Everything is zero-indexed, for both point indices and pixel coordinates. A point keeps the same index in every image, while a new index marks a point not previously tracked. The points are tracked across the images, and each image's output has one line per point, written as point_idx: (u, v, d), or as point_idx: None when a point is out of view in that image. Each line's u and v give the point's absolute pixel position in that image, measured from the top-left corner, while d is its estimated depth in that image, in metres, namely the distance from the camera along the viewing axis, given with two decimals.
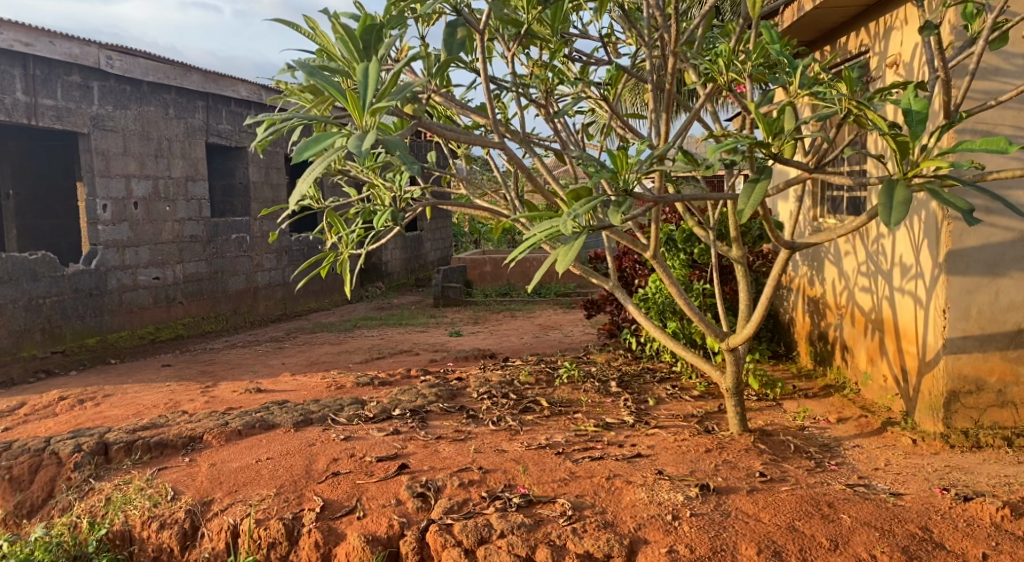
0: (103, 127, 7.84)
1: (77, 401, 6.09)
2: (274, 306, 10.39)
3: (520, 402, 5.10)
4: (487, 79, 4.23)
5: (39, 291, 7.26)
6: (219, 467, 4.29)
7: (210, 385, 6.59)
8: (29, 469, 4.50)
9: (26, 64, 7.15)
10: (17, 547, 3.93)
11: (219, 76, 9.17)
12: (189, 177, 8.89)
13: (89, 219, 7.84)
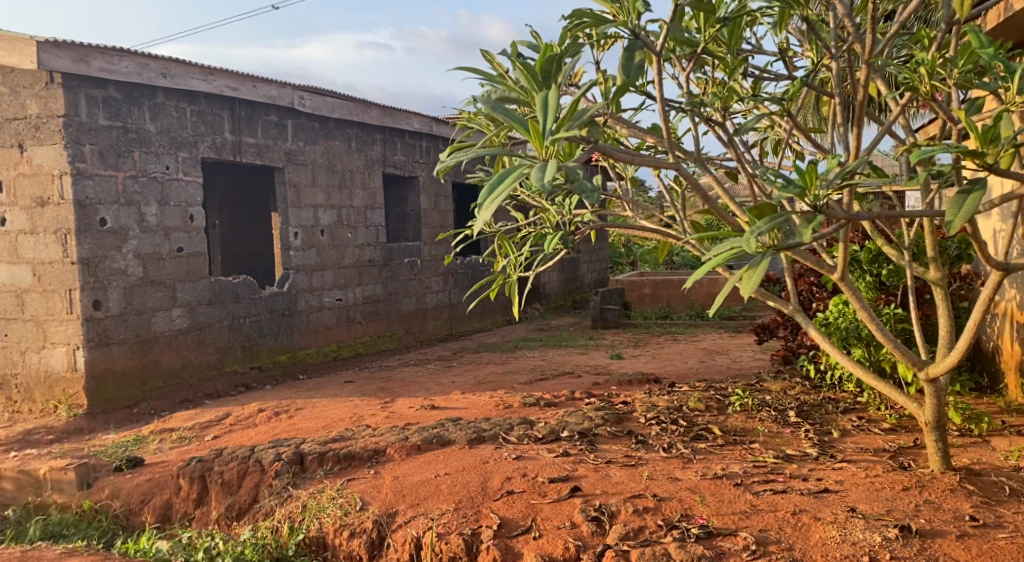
0: (295, 161, 8.38)
1: (273, 413, 6.50)
2: (441, 326, 10.71)
3: (691, 429, 4.97)
4: (662, 100, 4.20)
5: (241, 312, 7.81)
6: (402, 480, 4.44)
7: (387, 401, 6.85)
8: (237, 474, 4.83)
9: (234, 107, 7.73)
10: (229, 545, 4.26)
11: (396, 110, 9.61)
12: (368, 206, 9.36)
13: (282, 246, 8.37)
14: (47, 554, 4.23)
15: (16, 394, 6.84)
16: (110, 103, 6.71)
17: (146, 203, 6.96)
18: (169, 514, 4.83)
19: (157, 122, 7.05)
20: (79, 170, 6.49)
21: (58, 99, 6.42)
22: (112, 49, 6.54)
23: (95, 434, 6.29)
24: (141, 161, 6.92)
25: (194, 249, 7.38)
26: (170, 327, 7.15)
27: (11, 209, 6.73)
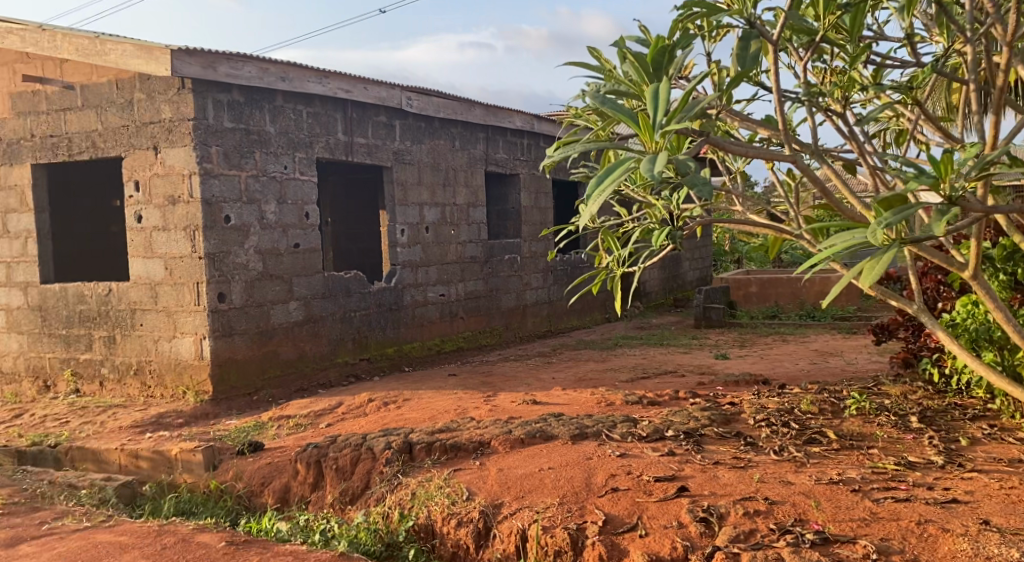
0: (402, 160, 8.53)
1: (382, 403, 6.63)
2: (540, 323, 10.70)
3: (803, 433, 4.79)
4: (779, 91, 4.05)
5: (351, 306, 7.99)
6: (506, 473, 4.45)
7: (490, 395, 6.89)
8: (351, 460, 4.96)
9: (346, 109, 7.93)
10: (344, 528, 4.39)
11: (499, 108, 9.65)
12: (470, 204, 9.44)
13: (390, 242, 8.52)
14: (180, 530, 4.43)
15: (149, 380, 7.13)
16: (234, 107, 6.98)
17: (265, 201, 7.20)
18: (288, 497, 5.02)
19: (276, 123, 7.29)
20: (206, 170, 6.77)
21: (188, 103, 6.71)
22: (237, 55, 6.79)
23: (219, 419, 6.57)
24: (261, 161, 7.16)
25: (309, 245, 7.60)
26: (287, 319, 7.39)
27: (146, 207, 7.03)
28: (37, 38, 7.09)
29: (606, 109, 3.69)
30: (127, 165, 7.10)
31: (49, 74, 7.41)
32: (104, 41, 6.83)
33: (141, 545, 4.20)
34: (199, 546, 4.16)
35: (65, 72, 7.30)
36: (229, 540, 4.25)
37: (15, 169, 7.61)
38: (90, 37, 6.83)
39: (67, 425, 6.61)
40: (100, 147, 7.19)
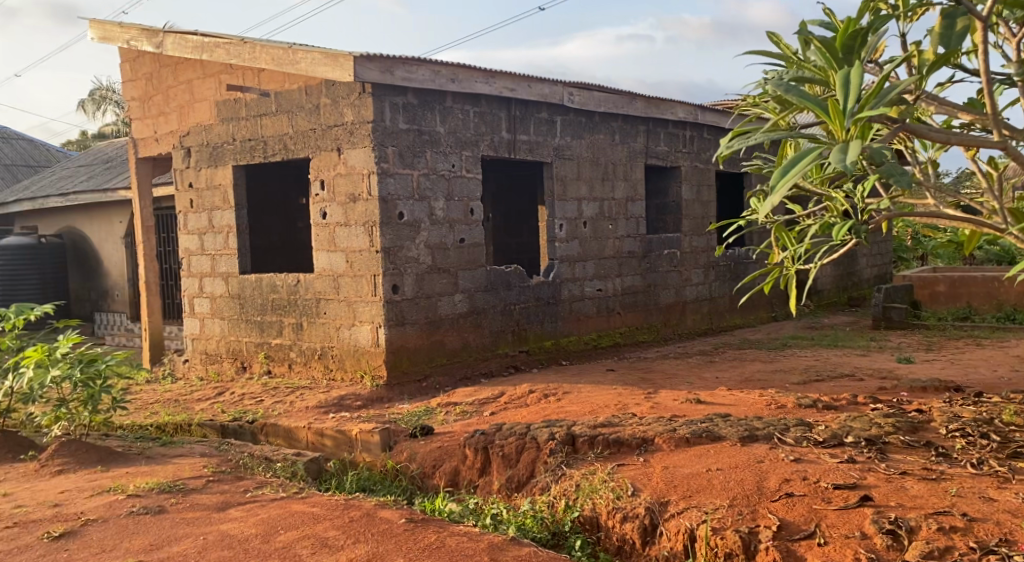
0: (562, 155, 8.54)
1: (543, 395, 6.68)
2: (701, 320, 10.45)
3: (1005, 446, 4.40)
4: (988, 73, 3.74)
5: (510, 299, 8.08)
6: (672, 471, 4.37)
7: (652, 391, 6.78)
8: (516, 448, 5.03)
9: (510, 106, 8.00)
10: (512, 514, 4.47)
11: (660, 100, 9.48)
12: (628, 198, 9.34)
13: (548, 237, 8.55)
14: (366, 504, 4.75)
15: (331, 363, 7.50)
16: (409, 109, 7.21)
17: (435, 198, 7.41)
18: (458, 481, 5.15)
19: (446, 123, 7.47)
20: (383, 170, 7.04)
21: (368, 107, 6.99)
22: (412, 59, 6.95)
23: (393, 403, 6.87)
24: (432, 160, 7.37)
25: (473, 240, 7.76)
26: (453, 310, 7.58)
27: (331, 204, 7.40)
28: (241, 51, 7.58)
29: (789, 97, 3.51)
30: (314, 165, 7.48)
31: (248, 82, 7.94)
32: (296, 51, 7.22)
33: (332, 517, 4.52)
34: (383, 520, 4.43)
35: (262, 81, 7.82)
36: (410, 518, 4.46)
37: (219, 170, 8.19)
38: (285, 48, 7.27)
39: (262, 403, 7.14)
40: (291, 148, 7.64)
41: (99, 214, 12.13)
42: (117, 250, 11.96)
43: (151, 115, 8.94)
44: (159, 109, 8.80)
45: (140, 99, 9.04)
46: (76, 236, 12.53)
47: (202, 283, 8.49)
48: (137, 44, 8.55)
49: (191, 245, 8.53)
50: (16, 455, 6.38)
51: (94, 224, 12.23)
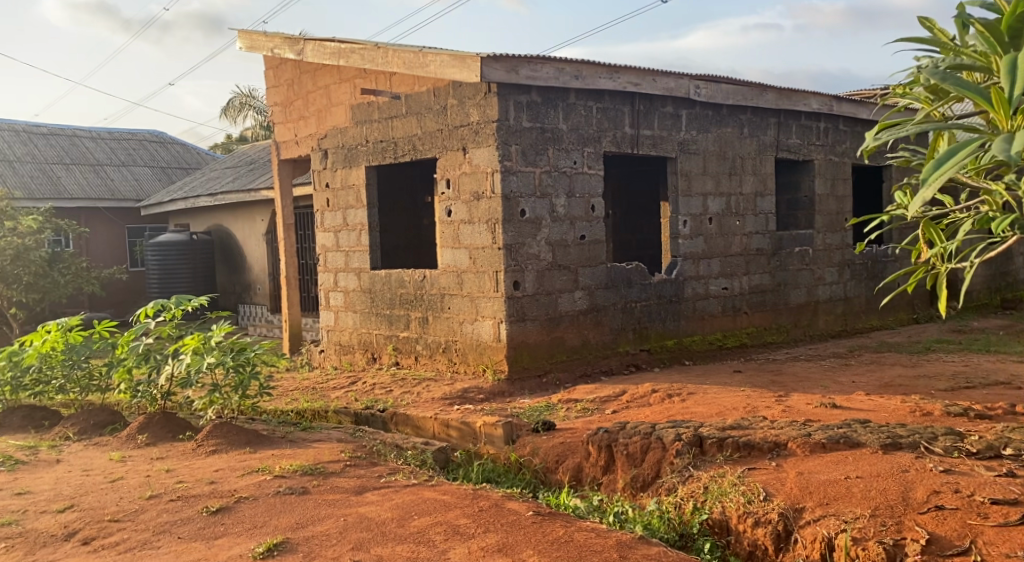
0: (688, 150, 8.32)
1: (666, 395, 6.52)
2: (835, 322, 9.98)
3: None
4: None
5: (632, 296, 7.90)
6: (807, 477, 4.17)
7: (783, 395, 6.51)
8: (641, 448, 4.94)
9: (634, 101, 7.85)
10: (637, 514, 4.39)
11: (793, 91, 9.09)
12: (758, 193, 9.02)
13: (672, 234, 8.34)
14: (493, 494, 4.98)
15: (455, 357, 7.57)
16: (532, 107, 7.17)
17: (556, 195, 7.35)
18: (581, 476, 5.12)
19: (569, 120, 7.39)
20: (506, 168, 7.05)
21: (493, 106, 7.01)
22: (537, 58, 6.89)
23: (515, 398, 6.87)
24: (554, 157, 7.31)
25: (594, 236, 7.62)
26: (573, 307, 7.48)
27: (455, 202, 7.46)
28: (375, 55, 7.77)
29: (947, 85, 3.24)
30: (441, 164, 7.56)
31: (382, 86, 8.13)
32: (426, 54, 7.31)
33: (463, 504, 4.81)
34: (510, 512, 4.64)
35: (394, 84, 7.98)
36: (537, 510, 4.62)
37: (353, 170, 8.42)
38: (414, 51, 7.37)
39: (392, 393, 7.29)
40: (419, 149, 7.75)
41: (244, 212, 12.73)
42: (259, 246, 12.52)
43: (292, 119, 9.31)
44: (299, 113, 9.14)
45: (282, 104, 9.43)
46: (224, 234, 13.25)
47: (336, 277, 8.75)
48: (281, 52, 8.91)
49: (327, 242, 8.82)
50: (176, 435, 6.81)
51: (240, 221, 12.85)
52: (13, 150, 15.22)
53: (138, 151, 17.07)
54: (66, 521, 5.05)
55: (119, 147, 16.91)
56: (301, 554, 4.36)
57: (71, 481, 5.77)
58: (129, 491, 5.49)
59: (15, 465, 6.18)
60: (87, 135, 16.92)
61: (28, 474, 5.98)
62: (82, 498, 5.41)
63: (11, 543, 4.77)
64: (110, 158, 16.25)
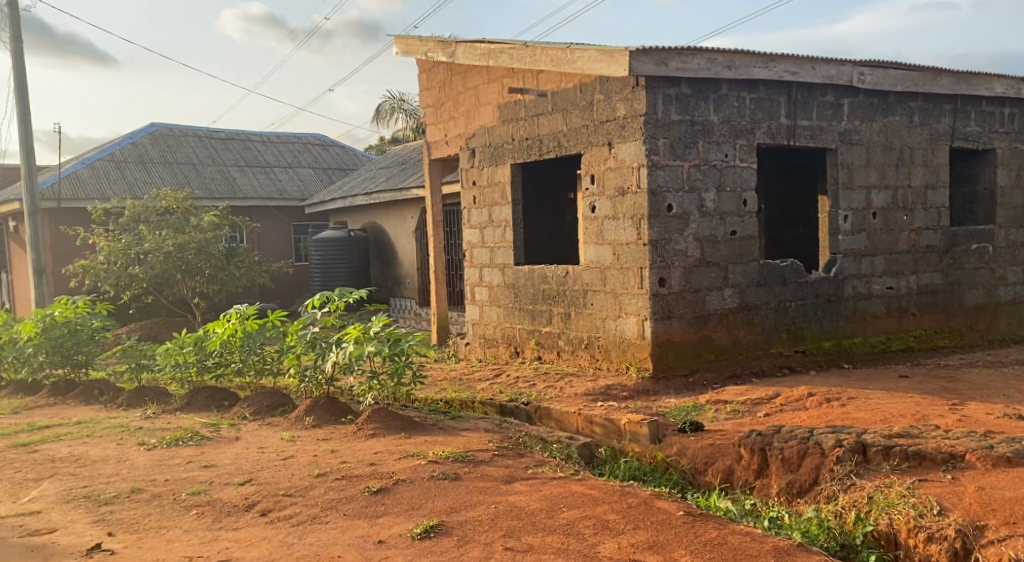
0: (850, 141, 8.05)
1: (825, 399, 6.37)
2: (1016, 326, 9.37)
3: None
4: None
5: (786, 295, 7.71)
6: (989, 492, 4.20)
7: (958, 403, 6.23)
8: (798, 453, 4.91)
9: (791, 90, 7.66)
10: (794, 521, 4.46)
11: (972, 75, 8.62)
12: (929, 186, 8.61)
13: (831, 229, 8.10)
14: (641, 492, 5.04)
15: (598, 353, 7.65)
16: (682, 100, 7.13)
17: (705, 189, 7.26)
18: (733, 479, 5.10)
19: (720, 112, 7.30)
20: (653, 162, 7.05)
21: (641, 100, 7.03)
22: (688, 49, 6.88)
23: (659, 397, 6.87)
24: (704, 150, 7.23)
25: (746, 232, 7.48)
26: (722, 305, 7.38)
27: (600, 197, 7.54)
28: (523, 54, 7.94)
29: None
30: (586, 160, 7.66)
31: (528, 84, 8.28)
32: (574, 50, 7.43)
33: (611, 500, 4.90)
34: (660, 510, 4.70)
35: (540, 82, 8.10)
36: (687, 511, 4.69)
37: (499, 168, 8.64)
38: (562, 48, 7.51)
39: (535, 387, 7.46)
40: (565, 146, 7.87)
41: (396, 210, 13.30)
42: (410, 242, 13.05)
43: (443, 119, 9.65)
44: (450, 114, 9.45)
45: (433, 105, 9.78)
46: (378, 231, 13.87)
47: (481, 273, 9.02)
48: (434, 55, 9.25)
49: (473, 238, 9.09)
50: (338, 419, 7.24)
51: (393, 219, 13.44)
52: (194, 154, 16.52)
53: (301, 154, 18.10)
54: (247, 493, 5.49)
55: (284, 150, 18.01)
56: (456, 538, 4.59)
57: (249, 457, 6.26)
58: (300, 469, 5.90)
59: (201, 441, 6.74)
60: (257, 139, 18.11)
61: (212, 449, 6.53)
62: (259, 473, 5.87)
63: (201, 511, 5.25)
64: (277, 160, 17.34)
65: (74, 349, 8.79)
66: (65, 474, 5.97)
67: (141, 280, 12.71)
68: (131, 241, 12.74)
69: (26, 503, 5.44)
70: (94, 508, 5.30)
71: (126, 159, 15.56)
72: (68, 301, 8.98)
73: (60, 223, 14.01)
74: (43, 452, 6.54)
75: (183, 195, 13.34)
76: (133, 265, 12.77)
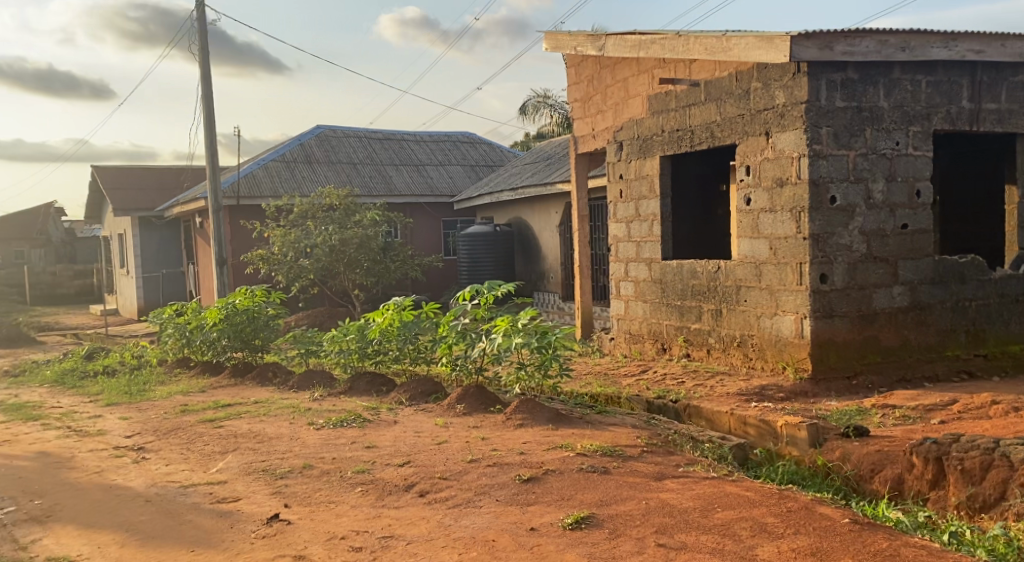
0: None
1: (1010, 408, 5.99)
2: None
3: None
4: None
5: (966, 293, 7.30)
6: None
7: None
8: (981, 465, 4.67)
9: (975, 72, 7.23)
10: (978, 538, 4.30)
11: None
12: None
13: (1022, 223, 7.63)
14: (801, 497, 4.95)
15: (752, 352, 7.47)
16: (848, 85, 6.87)
17: (873, 179, 6.97)
18: (903, 489, 4.94)
19: (891, 98, 6.98)
20: (815, 152, 6.83)
21: (803, 86, 6.82)
22: (855, 31, 6.62)
23: (818, 399, 6.63)
24: (872, 138, 6.94)
25: (920, 226, 7.14)
26: (890, 304, 7.06)
27: (756, 189, 7.37)
28: (675, 44, 7.83)
29: None
30: (741, 150, 7.51)
31: (680, 74, 8.18)
32: (729, 38, 7.27)
33: (768, 503, 4.83)
34: (822, 516, 4.61)
35: (693, 72, 8.00)
36: (853, 519, 4.58)
37: (647, 161, 8.59)
38: (717, 36, 7.36)
39: (684, 384, 7.39)
40: (718, 136, 7.72)
41: (541, 205, 13.44)
42: (554, 237, 13.18)
43: (591, 113, 9.67)
44: (597, 107, 9.47)
45: (582, 100, 9.82)
46: (524, 226, 14.09)
47: (627, 267, 9.01)
48: (584, 49, 9.28)
49: (620, 233, 9.10)
50: (488, 407, 7.43)
51: (538, 214, 13.61)
52: (355, 153, 17.34)
53: (452, 152, 18.61)
54: (406, 474, 5.76)
55: (436, 148, 18.56)
56: (607, 530, 4.67)
57: (407, 440, 6.55)
58: (454, 453, 6.13)
59: (363, 424, 7.11)
60: (411, 139, 18.77)
61: (373, 431, 6.88)
62: (417, 456, 6.13)
63: (365, 488, 5.56)
64: (429, 158, 17.91)
65: (252, 335, 9.54)
66: (245, 449, 6.47)
67: (308, 271, 13.50)
68: (301, 235, 13.54)
69: (212, 473, 5.94)
70: (272, 481, 5.73)
71: (294, 159, 16.53)
72: (247, 290, 9.75)
73: (238, 219, 15.09)
74: (226, 428, 7.11)
75: (344, 193, 14.08)
76: (302, 257, 13.58)
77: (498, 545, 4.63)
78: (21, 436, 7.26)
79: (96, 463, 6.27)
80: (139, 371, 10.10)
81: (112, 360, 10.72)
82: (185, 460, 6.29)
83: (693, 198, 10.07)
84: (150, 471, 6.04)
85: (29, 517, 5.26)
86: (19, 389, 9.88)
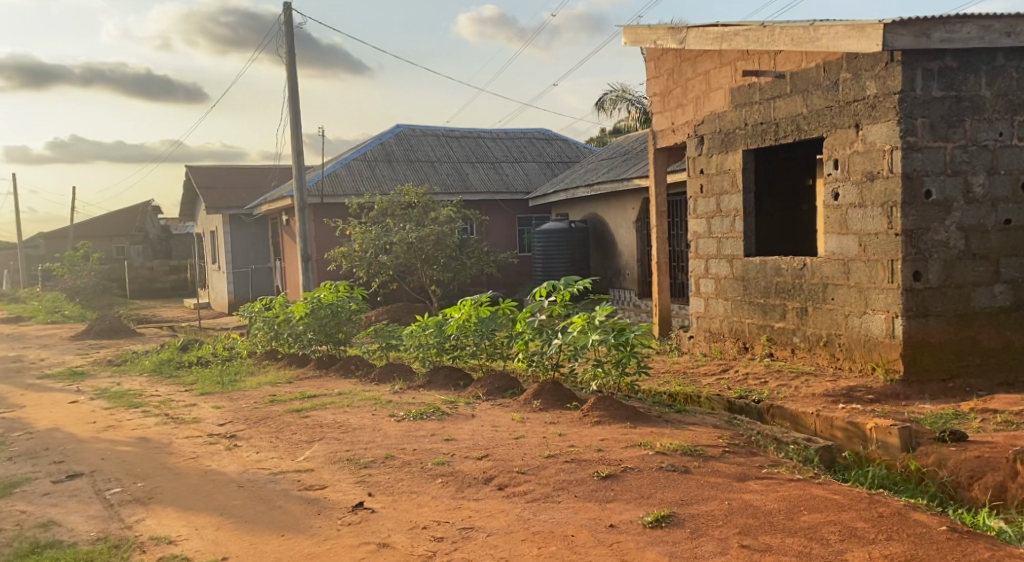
0: None
1: None
2: None
3: None
4: None
5: None
6: None
7: None
8: None
9: None
10: None
11: None
12: None
13: None
14: (894, 502, 4.83)
15: (839, 352, 7.29)
16: (946, 73, 6.64)
17: (973, 172, 6.71)
18: (1006, 497, 4.83)
19: (993, 86, 6.71)
20: (910, 144, 6.62)
21: (897, 76, 6.62)
22: (954, 17, 6.39)
23: (911, 401, 6.43)
24: (971, 129, 6.69)
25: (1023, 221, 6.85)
26: (992, 303, 6.80)
27: (845, 183, 7.19)
28: (759, 35, 7.66)
29: None
30: (829, 143, 7.33)
31: (764, 66, 8.03)
32: (817, 28, 7.10)
33: (858, 508, 4.72)
34: (917, 523, 4.49)
35: (779, 63, 7.84)
36: (951, 526, 4.46)
37: (729, 156, 8.46)
38: (804, 26, 7.18)
39: (767, 384, 7.26)
40: (804, 129, 7.56)
41: (618, 200, 13.34)
42: (630, 233, 13.09)
43: (670, 107, 9.57)
44: (678, 101, 9.37)
45: (661, 94, 9.73)
46: (599, 222, 14.02)
47: (708, 264, 8.89)
48: (663, 42, 9.14)
49: (700, 229, 8.98)
50: (564, 404, 7.44)
51: (613, 210, 13.53)
52: (433, 151, 17.55)
53: (527, 148, 18.65)
54: (485, 467, 5.82)
55: (512, 145, 18.64)
56: (689, 530, 4.64)
57: (485, 434, 6.61)
58: (532, 448, 6.16)
59: (442, 417, 7.21)
60: (488, 136, 18.89)
61: (452, 424, 6.97)
62: (495, 449, 6.19)
63: (445, 480, 5.64)
64: (505, 155, 18.00)
65: (336, 328, 9.77)
66: (331, 438, 6.64)
67: (387, 268, 13.74)
68: (380, 232, 13.79)
69: (300, 461, 6.11)
70: (356, 470, 5.87)
71: (374, 158, 16.83)
72: (331, 285, 9.96)
73: (322, 217, 15.45)
74: (312, 418, 7.30)
75: (422, 190, 14.26)
76: (382, 254, 13.82)
77: (577, 540, 4.65)
78: (124, 422, 7.60)
79: (192, 449, 6.53)
80: (231, 362, 10.46)
81: (206, 351, 11.12)
82: (274, 448, 6.49)
83: (776, 194, 9.47)
84: (242, 458, 6.26)
85: (132, 498, 5.51)
86: (120, 378, 10.36)
